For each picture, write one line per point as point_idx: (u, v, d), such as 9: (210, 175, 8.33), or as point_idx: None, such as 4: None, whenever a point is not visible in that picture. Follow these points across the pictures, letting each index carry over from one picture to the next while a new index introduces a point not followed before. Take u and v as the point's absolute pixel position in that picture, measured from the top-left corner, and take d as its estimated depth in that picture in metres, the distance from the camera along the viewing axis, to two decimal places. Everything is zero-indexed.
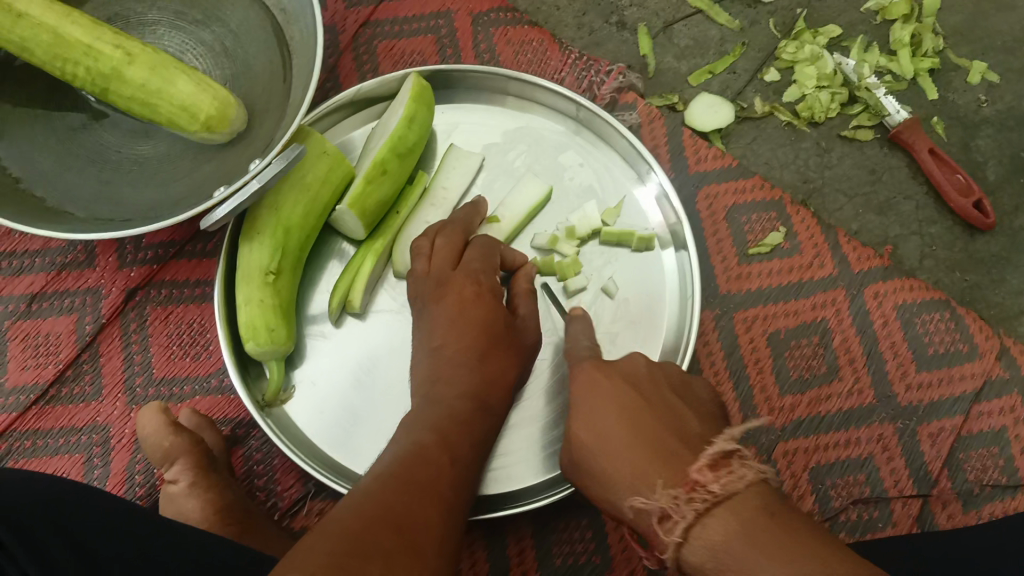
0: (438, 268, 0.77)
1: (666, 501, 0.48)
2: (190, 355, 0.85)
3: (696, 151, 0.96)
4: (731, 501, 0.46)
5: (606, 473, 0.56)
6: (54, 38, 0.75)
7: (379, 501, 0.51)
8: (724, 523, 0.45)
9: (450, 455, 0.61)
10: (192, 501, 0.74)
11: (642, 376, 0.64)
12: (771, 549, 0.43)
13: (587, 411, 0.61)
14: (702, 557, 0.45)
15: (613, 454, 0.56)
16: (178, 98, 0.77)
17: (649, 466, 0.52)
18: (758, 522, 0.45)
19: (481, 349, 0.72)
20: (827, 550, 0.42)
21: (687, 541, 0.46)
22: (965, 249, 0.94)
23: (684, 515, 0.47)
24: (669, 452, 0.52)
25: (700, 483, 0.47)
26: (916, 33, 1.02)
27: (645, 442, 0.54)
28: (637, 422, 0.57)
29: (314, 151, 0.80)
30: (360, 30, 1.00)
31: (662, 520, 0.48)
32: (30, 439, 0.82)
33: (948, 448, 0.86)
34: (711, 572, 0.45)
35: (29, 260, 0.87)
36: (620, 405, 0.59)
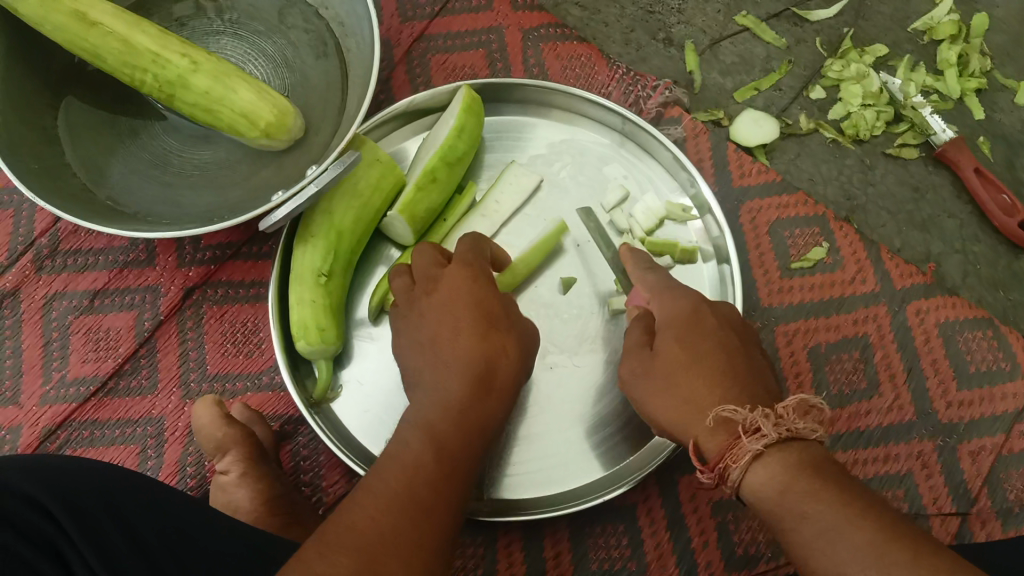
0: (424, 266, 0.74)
1: (757, 418, 0.56)
2: (242, 353, 0.88)
3: (740, 166, 0.97)
4: (803, 441, 0.55)
5: (686, 393, 0.63)
6: (126, 47, 0.79)
7: (344, 529, 0.53)
8: (798, 455, 0.54)
9: (433, 451, 0.60)
10: (243, 490, 0.77)
11: (733, 324, 0.70)
12: (831, 482, 0.52)
13: (683, 335, 0.67)
14: (769, 471, 0.54)
15: (705, 372, 0.63)
16: (239, 106, 0.80)
17: (739, 399, 0.60)
18: (822, 462, 0.54)
19: (478, 326, 0.69)
20: (868, 494, 0.52)
21: (762, 455, 0.55)
22: (1008, 268, 0.93)
23: (771, 433, 0.55)
24: (758, 396, 0.60)
25: (790, 417, 0.55)
26: (964, 53, 1.02)
27: (737, 377, 0.62)
28: (732, 359, 0.64)
29: (368, 158, 0.83)
30: (413, 43, 1.03)
31: (747, 433, 0.56)
32: (88, 429, 0.86)
33: (988, 466, 0.86)
34: (774, 482, 0.54)
35: (93, 259, 0.91)
36: (721, 338, 0.66)
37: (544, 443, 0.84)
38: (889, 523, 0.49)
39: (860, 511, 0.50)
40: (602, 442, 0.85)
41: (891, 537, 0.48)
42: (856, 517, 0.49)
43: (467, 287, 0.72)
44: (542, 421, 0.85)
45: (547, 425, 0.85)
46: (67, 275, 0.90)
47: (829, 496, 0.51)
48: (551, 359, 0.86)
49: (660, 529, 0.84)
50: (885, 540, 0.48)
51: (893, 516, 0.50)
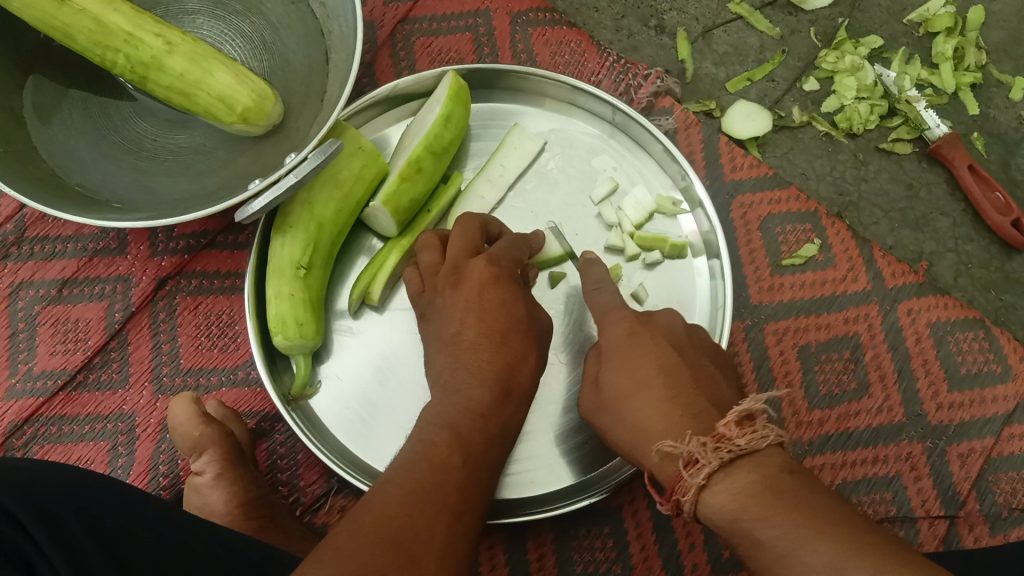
0: (454, 255, 0.75)
1: (694, 448, 0.52)
2: (217, 347, 0.85)
3: (732, 159, 0.95)
4: (752, 455, 0.50)
5: (635, 425, 0.59)
6: (96, 26, 0.75)
7: (379, 515, 0.51)
8: (746, 472, 0.50)
9: (460, 456, 0.59)
10: (218, 492, 0.74)
11: (681, 339, 0.66)
12: (784, 495, 0.47)
13: (624, 365, 0.63)
14: (719, 498, 0.50)
15: (646, 403, 0.59)
16: (216, 89, 0.76)
17: (682, 419, 0.56)
18: (776, 474, 0.49)
19: (500, 331, 0.70)
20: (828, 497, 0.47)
21: (708, 485, 0.51)
22: (1001, 269, 0.92)
23: (709, 461, 0.51)
24: (701, 413, 0.56)
25: (728, 436, 0.51)
26: (960, 47, 1.00)
27: (680, 396, 0.58)
28: (671, 378, 0.60)
29: (349, 147, 0.80)
30: (397, 26, 1.00)
31: (687, 466, 0.52)
32: (56, 424, 0.83)
33: (977, 469, 0.85)
34: (725, 510, 0.49)
35: (61, 246, 0.87)
36: (661, 357, 0.62)
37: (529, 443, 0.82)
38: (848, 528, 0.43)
39: (814, 521, 0.44)
40: (588, 442, 0.83)
41: (847, 544, 0.42)
42: (809, 530, 0.44)
43: (494, 288, 0.72)
44: (534, 419, 0.83)
45: (536, 423, 0.83)
46: (34, 263, 0.87)
47: (780, 513, 0.46)
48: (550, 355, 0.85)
49: (646, 531, 0.83)
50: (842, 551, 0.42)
51: (855, 520, 0.44)
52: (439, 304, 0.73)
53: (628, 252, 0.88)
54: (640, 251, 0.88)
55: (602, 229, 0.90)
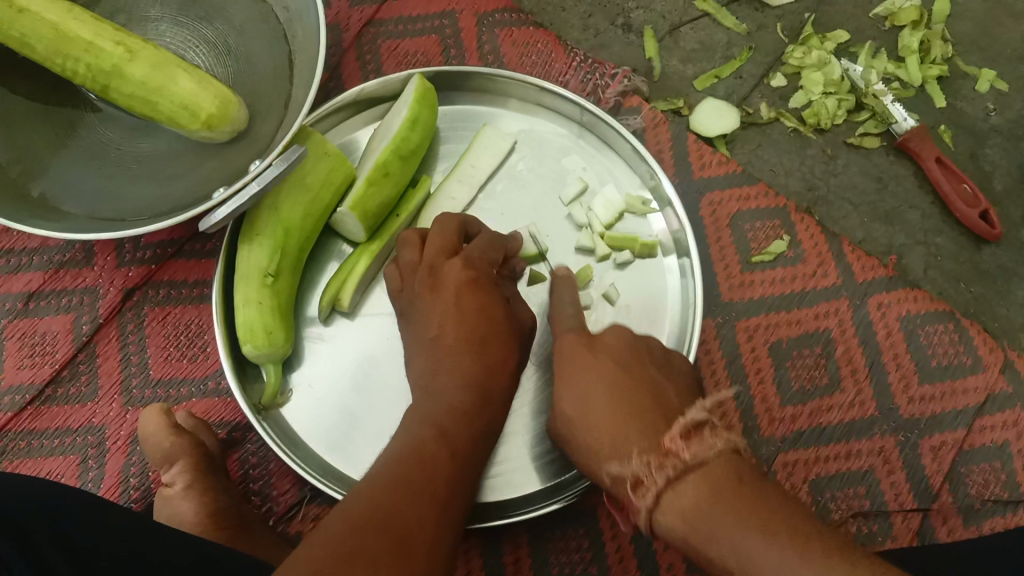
0: (430, 257, 0.75)
1: (641, 468, 0.52)
2: (187, 357, 0.85)
3: (699, 157, 0.95)
4: (701, 468, 0.50)
5: (587, 445, 0.60)
6: (56, 34, 0.74)
7: (370, 504, 0.52)
8: (694, 487, 0.49)
9: (447, 450, 0.60)
10: (187, 503, 0.74)
11: (628, 349, 0.66)
12: (733, 510, 0.47)
13: (572, 382, 0.63)
14: (670, 518, 0.50)
15: (594, 423, 0.59)
16: (180, 96, 0.76)
17: (628, 437, 0.55)
18: (724, 483, 0.49)
19: (480, 335, 0.70)
20: (777, 508, 0.47)
21: (658, 505, 0.51)
22: (971, 260, 0.93)
23: (656, 481, 0.51)
24: (647, 425, 0.56)
25: (673, 452, 0.51)
26: (926, 40, 1.01)
27: (624, 411, 0.58)
28: (615, 392, 0.60)
29: (315, 152, 0.80)
30: (363, 28, 0.99)
31: (636, 486, 0.52)
32: (24, 440, 0.82)
33: (949, 461, 0.85)
34: (678, 530, 0.49)
35: (27, 259, 0.86)
36: (602, 371, 0.62)
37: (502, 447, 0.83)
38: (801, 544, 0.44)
39: (768, 538, 0.45)
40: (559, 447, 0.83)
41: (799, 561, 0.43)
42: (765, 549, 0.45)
43: (473, 293, 0.73)
44: (508, 422, 0.83)
45: (509, 426, 0.83)
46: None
47: (733, 530, 0.46)
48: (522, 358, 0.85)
49: (621, 531, 0.83)
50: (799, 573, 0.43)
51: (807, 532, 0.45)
52: (419, 308, 0.73)
53: (599, 252, 0.88)
54: (610, 251, 0.88)
55: (573, 229, 0.90)
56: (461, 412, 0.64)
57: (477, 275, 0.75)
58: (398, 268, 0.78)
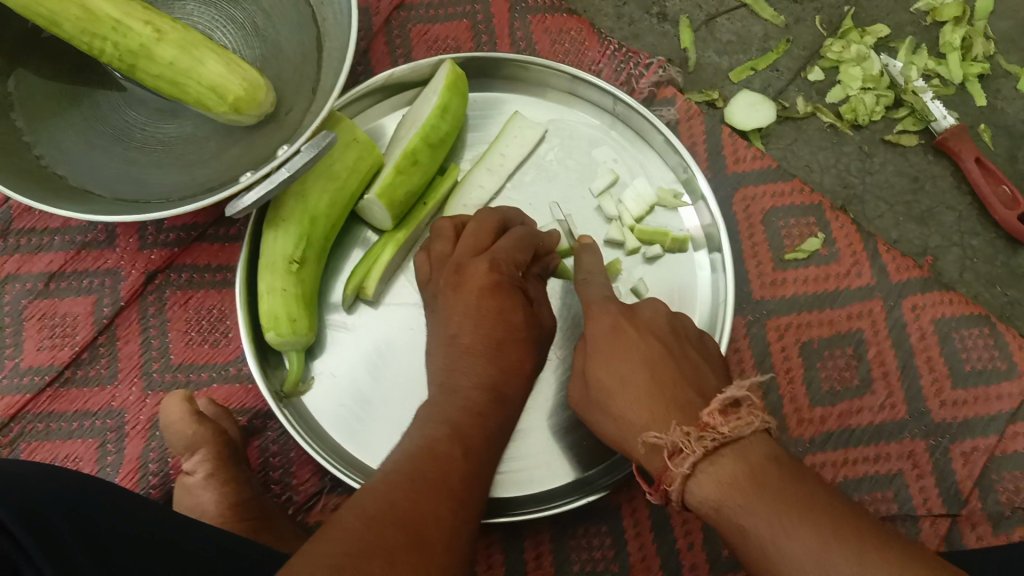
0: (459, 253, 0.74)
1: (678, 438, 0.51)
2: (208, 342, 0.84)
3: (734, 151, 0.93)
4: (737, 443, 0.49)
5: (622, 417, 0.58)
6: (83, 13, 0.73)
7: (384, 500, 0.50)
8: (730, 463, 0.49)
9: (462, 447, 0.58)
10: (209, 493, 0.73)
11: (666, 328, 0.65)
12: (768, 485, 0.47)
13: (605, 352, 0.62)
14: (705, 488, 0.49)
15: (630, 395, 0.58)
16: (207, 78, 0.74)
17: (666, 413, 0.54)
18: (760, 462, 0.49)
19: (498, 337, 0.69)
20: (812, 488, 0.47)
21: (693, 474, 0.50)
22: (1007, 265, 0.91)
23: (693, 451, 0.50)
24: (685, 403, 0.54)
25: (712, 425, 0.50)
26: (967, 36, 0.98)
27: (663, 389, 0.56)
28: (653, 369, 0.58)
29: (343, 139, 0.78)
30: (393, 12, 0.97)
31: (672, 455, 0.51)
32: (43, 422, 0.81)
33: (980, 467, 0.83)
34: (712, 501, 0.49)
35: (49, 239, 0.85)
36: (641, 348, 0.61)
37: (526, 442, 0.81)
38: (831, 516, 0.44)
39: (798, 512, 0.45)
40: (581, 444, 0.82)
41: (832, 540, 0.43)
42: (795, 519, 0.44)
43: (494, 295, 0.71)
44: (532, 417, 0.82)
45: (533, 420, 0.82)
46: (21, 256, 0.85)
47: (764, 502, 0.46)
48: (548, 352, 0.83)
49: (644, 530, 0.82)
50: (827, 545, 0.43)
51: (837, 509, 0.45)
52: (442, 305, 0.72)
53: (628, 245, 0.86)
54: (640, 244, 0.86)
55: (602, 222, 0.88)
56: (480, 412, 0.63)
57: (501, 279, 0.73)
58: (428, 258, 0.78)
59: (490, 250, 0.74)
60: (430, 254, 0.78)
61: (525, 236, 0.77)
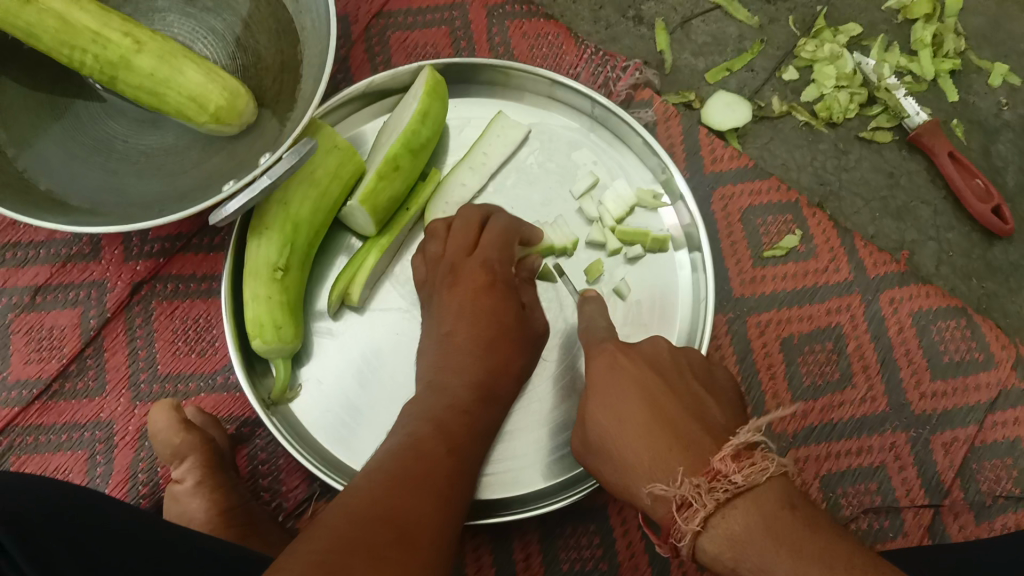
0: (451, 254, 0.77)
1: (687, 490, 0.50)
2: (195, 352, 0.84)
3: (712, 151, 0.94)
4: (752, 493, 0.48)
5: (623, 457, 0.58)
6: (62, 25, 0.73)
7: (369, 498, 0.51)
8: (744, 515, 0.48)
9: (447, 445, 0.60)
10: (197, 500, 0.74)
11: (668, 365, 0.65)
12: (787, 541, 0.46)
13: (611, 396, 0.62)
14: (719, 544, 0.49)
15: (632, 435, 0.57)
16: (187, 88, 0.75)
17: (669, 454, 0.54)
18: (777, 514, 0.48)
19: (488, 338, 0.72)
20: (837, 548, 0.46)
21: (704, 529, 0.49)
22: (982, 256, 0.93)
23: (704, 504, 0.49)
24: (692, 446, 0.53)
25: (724, 474, 0.49)
26: (939, 33, 1.00)
27: (667, 430, 0.56)
28: (657, 410, 0.58)
29: (324, 145, 0.79)
30: (372, 20, 0.98)
31: (681, 508, 0.50)
32: (32, 434, 0.81)
33: (960, 458, 0.85)
34: (727, 558, 0.48)
35: (34, 253, 0.85)
36: (643, 389, 0.61)
37: (513, 442, 0.82)
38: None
39: (826, 573, 0.44)
40: (563, 446, 0.83)
41: None
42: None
43: (488, 295, 0.74)
44: (518, 417, 0.83)
45: (520, 421, 0.83)
46: (6, 271, 0.85)
47: (786, 562, 0.45)
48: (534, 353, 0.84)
49: (632, 527, 0.83)
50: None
51: (862, 563, 0.45)
52: (437, 304, 0.75)
53: (610, 246, 0.87)
54: (621, 245, 0.87)
55: (583, 223, 0.89)
56: (462, 410, 0.65)
57: (496, 279, 0.75)
58: (424, 262, 0.80)
59: (479, 248, 0.76)
60: (425, 256, 0.80)
61: (507, 228, 0.78)
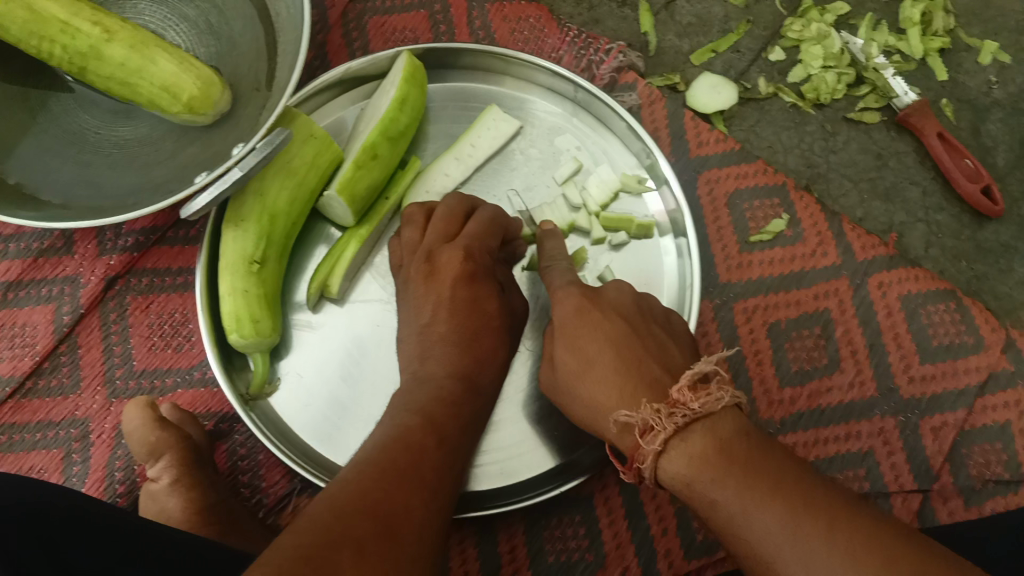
0: (430, 240, 0.74)
1: (648, 415, 0.50)
2: (171, 347, 0.83)
3: (697, 134, 0.93)
4: (709, 419, 0.49)
5: (590, 399, 0.58)
6: (30, 15, 0.71)
7: (356, 490, 0.50)
8: (701, 438, 0.48)
9: (436, 438, 0.59)
10: (174, 498, 0.73)
11: (630, 307, 0.64)
12: (738, 459, 0.47)
13: (574, 332, 0.61)
14: (676, 465, 0.49)
15: (597, 379, 0.57)
16: (159, 78, 0.73)
17: (635, 393, 0.54)
18: (731, 437, 0.48)
19: (471, 329, 0.70)
20: (789, 467, 0.47)
21: (665, 451, 0.49)
22: (971, 238, 0.91)
23: (664, 428, 0.49)
24: (656, 385, 0.54)
25: (682, 402, 0.49)
26: (927, 11, 0.98)
27: (629, 370, 0.56)
28: (621, 353, 0.57)
29: (301, 135, 0.77)
30: (349, 5, 0.96)
31: (643, 433, 0.50)
32: (7, 433, 0.80)
33: (950, 442, 0.84)
34: (683, 477, 0.48)
35: (4, 246, 0.84)
36: (608, 331, 0.60)
37: (497, 434, 0.81)
38: (801, 492, 0.45)
39: (771, 489, 0.45)
40: (544, 439, 0.82)
41: (803, 519, 0.44)
42: (767, 499, 0.45)
43: (466, 286, 0.71)
44: (500, 410, 0.82)
45: (501, 413, 0.82)
46: None
47: (734, 478, 0.46)
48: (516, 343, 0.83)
49: (618, 518, 0.82)
50: (793, 523, 0.44)
51: (806, 483, 0.46)
52: (412, 295, 0.73)
53: (594, 235, 0.85)
54: (606, 232, 0.86)
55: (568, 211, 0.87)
56: (450, 402, 0.63)
57: (475, 267, 0.73)
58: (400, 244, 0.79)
59: (460, 237, 0.74)
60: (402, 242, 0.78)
61: (493, 220, 0.76)
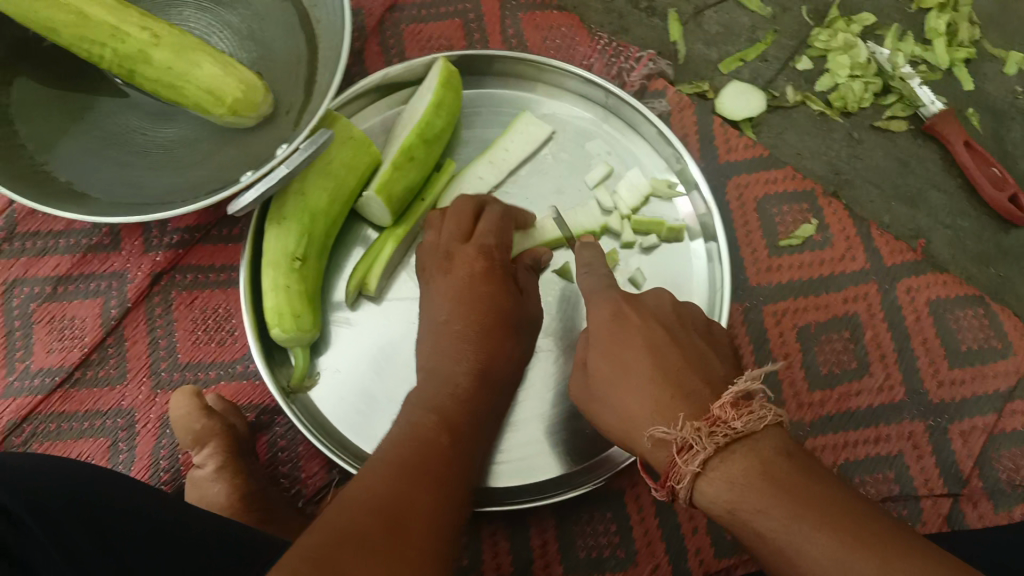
0: (446, 239, 0.76)
1: (688, 433, 0.50)
2: (215, 340, 0.85)
3: (726, 141, 0.94)
4: (750, 438, 0.49)
5: (623, 407, 0.58)
6: (79, 19, 0.74)
7: (365, 490, 0.51)
8: (741, 459, 0.48)
9: (446, 433, 0.60)
10: (219, 485, 0.75)
11: (668, 312, 0.65)
12: (780, 482, 0.47)
13: (608, 346, 0.62)
14: (716, 489, 0.49)
15: (633, 388, 0.58)
16: (204, 81, 0.75)
17: (673, 403, 0.54)
18: (772, 458, 0.48)
19: (488, 325, 0.71)
20: (836, 492, 0.46)
21: (703, 471, 0.50)
22: (998, 244, 0.92)
23: (704, 447, 0.49)
24: (693, 394, 0.54)
25: (723, 420, 0.49)
26: (953, 22, 0.99)
27: (668, 377, 0.56)
28: (660, 361, 0.58)
29: (340, 137, 0.79)
30: (385, 13, 0.99)
31: (681, 451, 0.50)
32: (55, 422, 0.82)
33: (979, 446, 0.85)
34: (724, 500, 0.48)
35: (53, 242, 0.86)
36: (647, 339, 0.60)
37: (530, 430, 0.82)
38: (849, 519, 0.44)
39: (818, 516, 0.44)
40: (577, 435, 0.83)
41: (852, 545, 0.43)
42: (812, 522, 0.44)
43: (484, 283, 0.74)
44: (533, 406, 0.83)
45: (533, 409, 0.83)
46: (26, 259, 0.86)
47: (780, 503, 0.46)
48: (546, 341, 0.84)
49: (648, 515, 0.83)
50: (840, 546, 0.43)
51: (852, 509, 0.45)
52: (432, 290, 0.75)
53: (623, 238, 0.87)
54: (636, 236, 0.88)
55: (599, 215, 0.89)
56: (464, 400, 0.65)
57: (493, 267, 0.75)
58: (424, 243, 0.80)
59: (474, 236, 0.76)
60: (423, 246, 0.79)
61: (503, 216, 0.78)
